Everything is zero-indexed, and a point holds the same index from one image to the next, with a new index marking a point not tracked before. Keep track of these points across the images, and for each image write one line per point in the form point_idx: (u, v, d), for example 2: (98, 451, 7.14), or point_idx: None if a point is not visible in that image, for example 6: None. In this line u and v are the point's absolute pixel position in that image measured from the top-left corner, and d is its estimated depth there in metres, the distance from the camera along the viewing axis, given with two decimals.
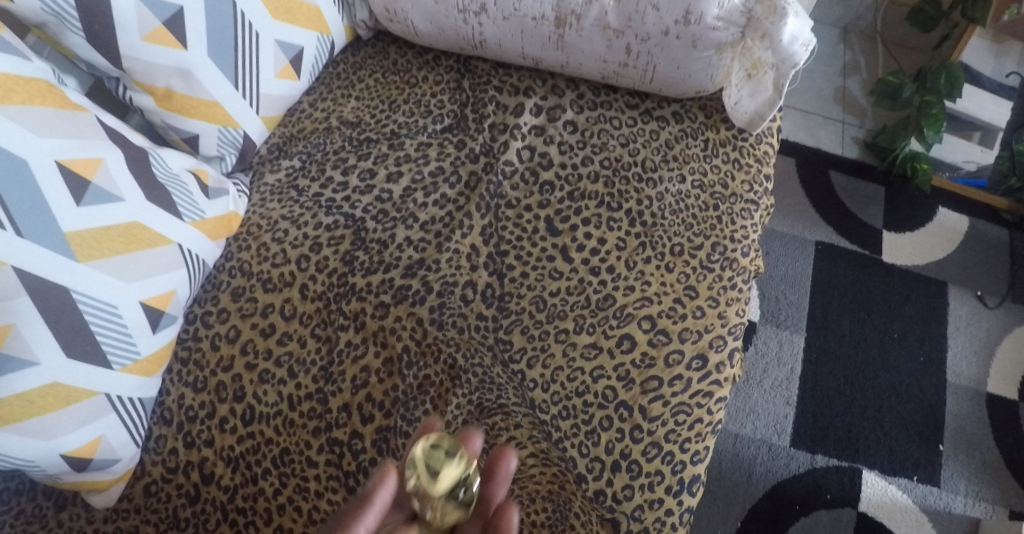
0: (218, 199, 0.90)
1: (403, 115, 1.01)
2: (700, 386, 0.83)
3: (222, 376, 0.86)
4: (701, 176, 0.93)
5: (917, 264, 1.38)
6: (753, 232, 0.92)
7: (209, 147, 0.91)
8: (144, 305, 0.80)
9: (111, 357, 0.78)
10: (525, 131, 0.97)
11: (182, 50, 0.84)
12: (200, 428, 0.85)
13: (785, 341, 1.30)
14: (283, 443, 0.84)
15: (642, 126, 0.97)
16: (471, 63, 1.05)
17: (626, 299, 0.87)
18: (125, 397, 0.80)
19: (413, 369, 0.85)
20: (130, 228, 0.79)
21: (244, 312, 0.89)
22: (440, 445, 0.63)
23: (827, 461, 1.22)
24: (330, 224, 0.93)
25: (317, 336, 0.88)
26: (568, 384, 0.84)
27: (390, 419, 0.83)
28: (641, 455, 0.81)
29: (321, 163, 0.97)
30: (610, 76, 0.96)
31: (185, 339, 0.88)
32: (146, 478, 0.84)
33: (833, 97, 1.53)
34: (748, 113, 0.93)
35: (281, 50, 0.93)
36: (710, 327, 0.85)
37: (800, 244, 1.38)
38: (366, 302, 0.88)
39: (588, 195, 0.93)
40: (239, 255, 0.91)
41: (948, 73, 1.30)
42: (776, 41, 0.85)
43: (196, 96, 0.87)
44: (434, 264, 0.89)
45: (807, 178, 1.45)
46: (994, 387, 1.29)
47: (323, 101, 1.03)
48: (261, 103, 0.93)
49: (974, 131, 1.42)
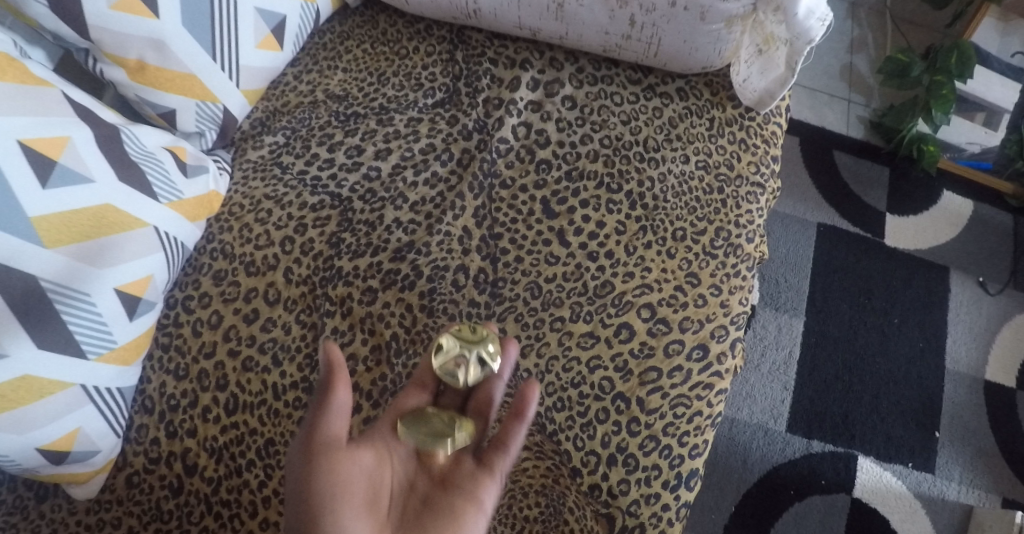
0: (198, 178, 0.86)
1: (392, 89, 0.96)
2: (700, 378, 0.80)
3: (204, 364, 0.83)
4: (705, 157, 0.89)
5: (919, 248, 1.35)
6: (758, 217, 0.88)
7: (187, 123, 0.87)
8: (119, 292, 0.76)
9: (86, 347, 0.74)
10: (521, 107, 0.92)
11: (154, 19, 0.79)
12: (183, 418, 0.82)
13: (784, 324, 1.27)
14: (268, 434, 0.82)
15: (645, 103, 0.92)
16: (464, 33, 0.99)
17: (625, 286, 0.83)
18: (102, 387, 0.77)
19: (403, 357, 0.82)
20: (101, 211, 0.74)
21: (226, 297, 0.85)
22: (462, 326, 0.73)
23: (822, 447, 1.20)
24: (316, 204, 0.88)
25: (302, 322, 0.84)
26: (563, 375, 0.80)
27: (378, 410, 0.80)
28: (638, 449, 0.78)
29: (306, 139, 0.93)
30: (612, 49, 0.91)
31: (165, 325, 0.85)
32: (128, 469, 0.82)
33: (839, 74, 1.48)
34: (757, 92, 0.89)
35: (261, 18, 0.88)
36: (711, 316, 0.82)
37: (802, 226, 1.35)
38: (353, 286, 0.85)
39: (587, 176, 0.88)
40: (220, 237, 0.87)
41: (959, 51, 1.27)
42: (790, 15, 0.79)
43: (170, 69, 0.82)
44: (424, 248, 0.85)
45: (810, 157, 1.41)
46: (992, 373, 1.27)
47: (309, 73, 0.98)
48: (241, 76, 0.89)
49: (978, 111, 1.39)
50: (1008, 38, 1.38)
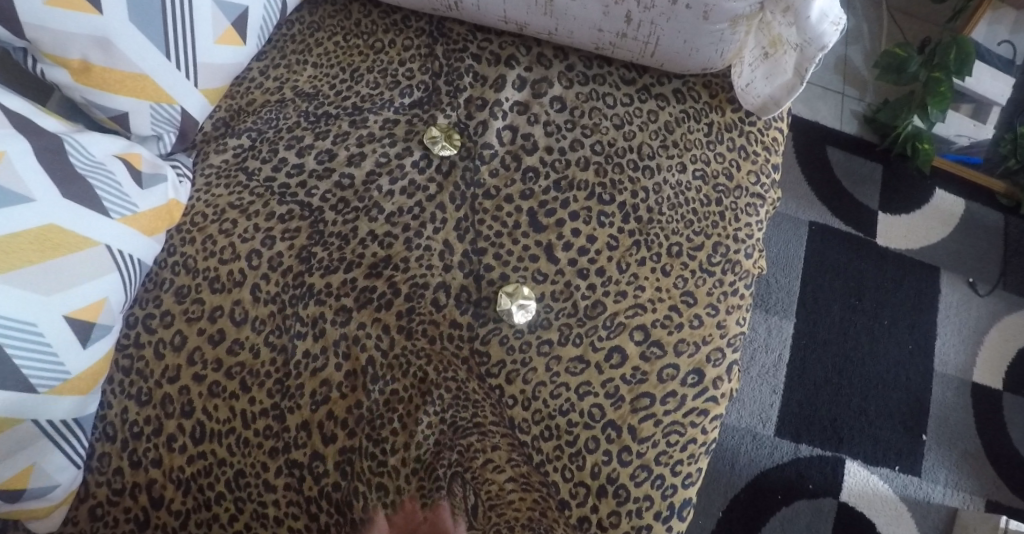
0: (155, 189, 0.79)
1: (366, 87, 0.89)
2: (695, 404, 0.76)
3: (168, 388, 0.76)
4: (703, 165, 0.86)
5: (910, 248, 1.32)
6: (759, 230, 0.85)
7: (142, 127, 0.80)
8: (69, 319, 0.70)
9: (36, 380, 0.68)
10: (506, 108, 0.87)
11: (97, 16, 0.72)
12: (146, 446, 0.76)
13: (774, 326, 1.24)
14: (238, 464, 0.75)
15: (639, 105, 0.88)
16: (445, 25, 0.92)
17: (617, 306, 0.79)
18: (58, 420, 0.71)
19: (379, 384, 0.77)
20: (44, 232, 0.69)
21: (190, 316, 0.78)
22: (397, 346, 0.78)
23: (811, 451, 1.17)
24: (284, 214, 0.82)
25: (271, 344, 0.78)
26: (551, 402, 0.76)
27: (354, 439, 0.75)
28: (629, 479, 0.73)
29: (273, 143, 0.86)
30: (605, 47, 0.86)
31: (126, 346, 0.78)
32: (90, 500, 0.75)
33: (833, 66, 1.44)
34: (761, 98, 0.85)
35: (219, 10, 0.80)
36: (707, 338, 0.78)
37: (793, 225, 1.32)
38: (325, 306, 0.79)
39: (577, 185, 0.84)
40: (182, 249, 0.81)
41: (958, 48, 1.22)
42: (803, 17, 0.74)
43: (119, 70, 0.76)
44: (402, 263, 0.80)
45: (801, 153, 1.38)
46: (979, 376, 1.25)
47: (276, 68, 0.91)
48: (199, 74, 0.81)
49: (964, 102, 1.34)
50: (995, 25, 1.32)
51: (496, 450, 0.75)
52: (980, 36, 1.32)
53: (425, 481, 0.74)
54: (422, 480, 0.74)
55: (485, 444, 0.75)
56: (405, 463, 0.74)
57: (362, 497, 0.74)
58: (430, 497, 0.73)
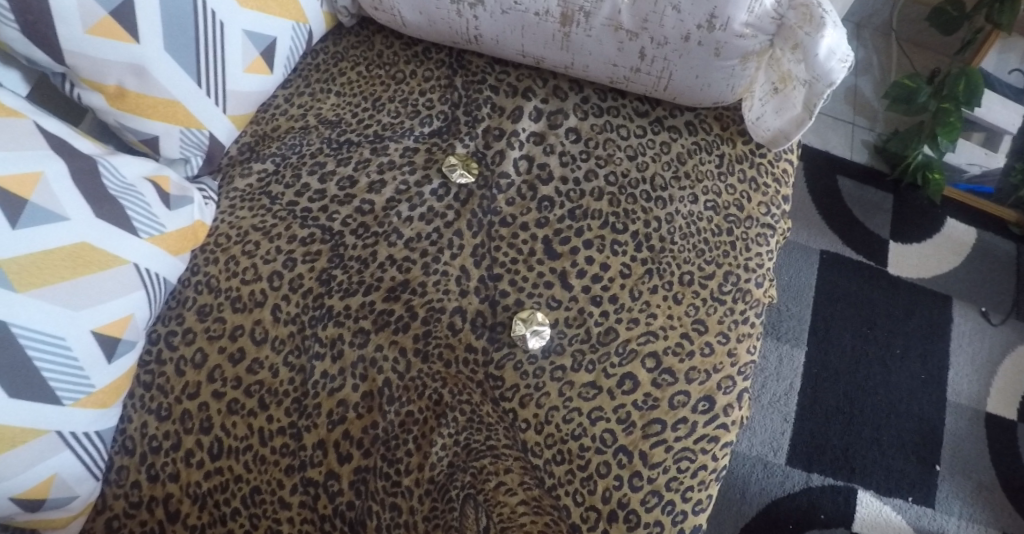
0: (182, 209, 0.81)
1: (387, 115, 0.92)
2: (706, 430, 0.77)
3: (187, 404, 0.78)
4: (715, 196, 0.88)
5: (923, 277, 1.33)
6: (768, 260, 0.86)
7: (171, 150, 0.83)
8: (96, 334, 0.73)
9: (61, 392, 0.70)
10: (523, 139, 0.90)
11: (134, 44, 0.75)
12: (164, 461, 0.77)
13: (785, 355, 1.25)
14: (254, 481, 0.77)
15: (653, 137, 0.90)
16: (464, 57, 0.95)
17: (629, 333, 0.80)
18: (79, 432, 0.73)
19: (396, 405, 0.78)
20: (77, 249, 0.71)
21: (211, 334, 0.80)
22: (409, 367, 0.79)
23: (822, 480, 1.16)
24: (306, 237, 0.84)
25: (290, 365, 0.80)
26: (563, 426, 0.77)
27: (369, 459, 0.76)
28: (640, 504, 0.74)
29: (296, 168, 0.88)
30: (619, 81, 0.89)
31: (148, 362, 0.80)
32: (107, 512, 0.77)
33: (843, 97, 1.48)
34: (771, 130, 0.86)
35: (249, 41, 0.83)
36: (718, 366, 0.80)
37: (804, 254, 1.33)
38: (344, 328, 0.81)
39: (592, 214, 0.86)
40: (206, 269, 0.83)
41: (968, 78, 1.22)
42: (811, 55, 0.77)
43: (152, 95, 0.79)
44: (419, 288, 0.82)
45: (812, 183, 1.40)
46: (993, 406, 1.24)
47: (300, 96, 0.94)
48: (228, 101, 0.84)
49: (975, 131, 1.34)
50: (1005, 54, 1.30)
51: (509, 473, 0.76)
52: (989, 66, 1.31)
53: (438, 501, 0.74)
54: (435, 501, 0.75)
55: (498, 467, 0.76)
56: (419, 484, 0.75)
57: (375, 516, 0.75)
58: (441, 518, 0.74)
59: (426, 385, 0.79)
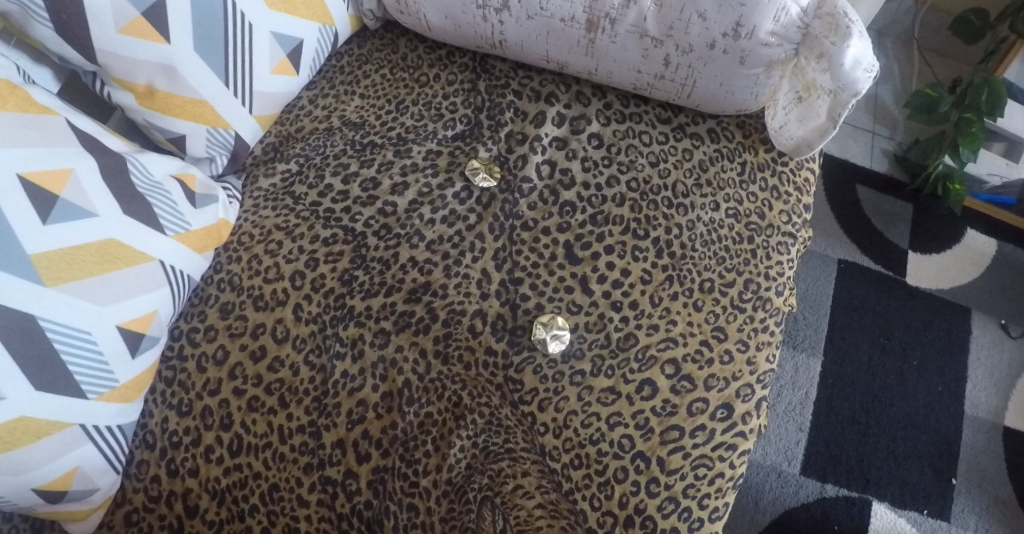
0: (207, 208, 0.82)
1: (411, 118, 0.93)
2: (723, 438, 0.77)
3: (208, 400, 0.79)
4: (736, 204, 0.88)
5: (942, 288, 1.32)
6: (789, 269, 0.87)
7: (198, 149, 0.84)
8: (121, 329, 0.73)
9: (86, 386, 0.71)
10: (546, 144, 0.90)
11: (165, 44, 0.76)
12: (185, 456, 0.78)
13: (801, 364, 1.24)
14: (272, 478, 0.77)
15: (674, 144, 0.91)
16: (488, 61, 0.96)
17: (649, 340, 0.81)
18: (102, 426, 0.74)
19: (415, 406, 0.79)
20: (105, 246, 0.72)
21: (233, 332, 0.81)
22: (429, 367, 0.80)
23: (837, 491, 1.15)
24: (328, 238, 0.85)
25: (311, 364, 0.80)
26: (582, 430, 0.77)
27: (387, 460, 0.77)
28: (657, 511, 0.74)
29: (320, 169, 0.89)
30: (642, 87, 0.89)
31: (170, 358, 0.81)
32: (126, 505, 0.77)
33: (863, 106, 1.48)
34: (795, 139, 0.87)
35: (277, 43, 0.84)
36: (737, 374, 0.80)
37: (822, 263, 1.33)
38: (365, 328, 0.81)
39: (613, 220, 0.86)
40: (229, 267, 0.84)
41: (991, 88, 1.21)
42: (837, 65, 0.77)
43: (181, 95, 0.80)
44: (441, 290, 0.83)
45: (831, 192, 1.40)
46: (1012, 420, 1.22)
47: (325, 97, 0.95)
48: (254, 102, 0.85)
49: (996, 141, 1.32)
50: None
51: (527, 477, 0.76)
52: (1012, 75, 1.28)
53: (456, 503, 0.75)
54: (453, 503, 0.75)
55: (516, 470, 0.76)
56: (437, 485, 0.75)
57: (393, 516, 0.75)
58: (459, 519, 0.74)
59: (446, 386, 0.79)
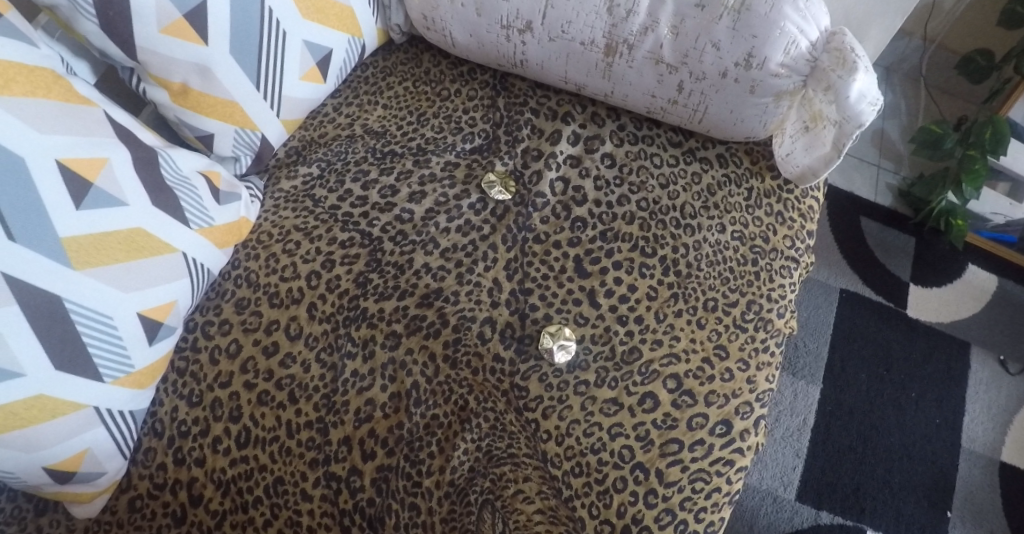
0: (229, 205, 0.85)
1: (431, 130, 0.96)
2: (721, 453, 0.79)
3: (219, 392, 0.81)
4: (742, 227, 0.90)
5: (942, 322, 1.34)
6: (791, 292, 0.89)
7: (224, 148, 0.87)
8: (141, 316, 0.76)
9: (102, 369, 0.74)
10: (560, 161, 0.93)
11: (202, 46, 0.79)
12: (192, 445, 0.80)
13: (800, 391, 1.26)
14: (278, 471, 0.79)
15: (685, 167, 0.93)
16: (508, 80, 1.00)
17: (652, 354, 0.83)
18: (115, 410, 0.76)
19: (422, 407, 0.81)
20: (132, 234, 0.75)
21: (247, 327, 0.83)
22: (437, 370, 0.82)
23: (831, 519, 1.16)
24: (345, 240, 0.88)
25: (322, 361, 0.82)
26: (583, 439, 0.79)
27: (392, 458, 0.79)
28: (654, 521, 0.76)
29: (341, 174, 0.92)
30: (656, 111, 0.92)
31: (184, 349, 0.83)
32: (131, 491, 0.79)
33: (870, 140, 1.51)
34: (800, 167, 0.89)
35: (308, 51, 0.88)
36: (737, 392, 0.82)
37: (824, 292, 1.35)
38: (377, 329, 0.84)
39: (622, 237, 0.89)
40: (246, 263, 0.87)
41: (993, 128, 1.22)
42: (842, 96, 0.80)
43: (213, 95, 0.83)
44: (452, 296, 0.85)
45: (835, 223, 1.42)
46: (1008, 455, 1.24)
47: (349, 106, 0.98)
48: (282, 106, 0.89)
49: (1000, 181, 1.33)
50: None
51: (528, 482, 0.77)
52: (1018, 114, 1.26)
53: (457, 504, 0.77)
54: (454, 504, 0.77)
55: (518, 475, 0.77)
56: (439, 486, 0.77)
57: (394, 514, 0.77)
58: (459, 520, 0.76)
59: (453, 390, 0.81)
